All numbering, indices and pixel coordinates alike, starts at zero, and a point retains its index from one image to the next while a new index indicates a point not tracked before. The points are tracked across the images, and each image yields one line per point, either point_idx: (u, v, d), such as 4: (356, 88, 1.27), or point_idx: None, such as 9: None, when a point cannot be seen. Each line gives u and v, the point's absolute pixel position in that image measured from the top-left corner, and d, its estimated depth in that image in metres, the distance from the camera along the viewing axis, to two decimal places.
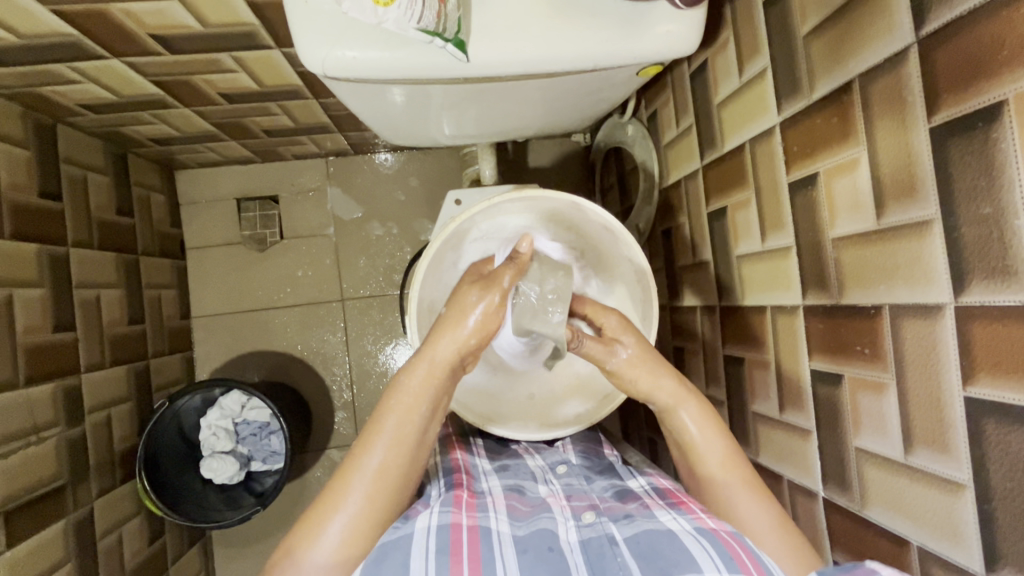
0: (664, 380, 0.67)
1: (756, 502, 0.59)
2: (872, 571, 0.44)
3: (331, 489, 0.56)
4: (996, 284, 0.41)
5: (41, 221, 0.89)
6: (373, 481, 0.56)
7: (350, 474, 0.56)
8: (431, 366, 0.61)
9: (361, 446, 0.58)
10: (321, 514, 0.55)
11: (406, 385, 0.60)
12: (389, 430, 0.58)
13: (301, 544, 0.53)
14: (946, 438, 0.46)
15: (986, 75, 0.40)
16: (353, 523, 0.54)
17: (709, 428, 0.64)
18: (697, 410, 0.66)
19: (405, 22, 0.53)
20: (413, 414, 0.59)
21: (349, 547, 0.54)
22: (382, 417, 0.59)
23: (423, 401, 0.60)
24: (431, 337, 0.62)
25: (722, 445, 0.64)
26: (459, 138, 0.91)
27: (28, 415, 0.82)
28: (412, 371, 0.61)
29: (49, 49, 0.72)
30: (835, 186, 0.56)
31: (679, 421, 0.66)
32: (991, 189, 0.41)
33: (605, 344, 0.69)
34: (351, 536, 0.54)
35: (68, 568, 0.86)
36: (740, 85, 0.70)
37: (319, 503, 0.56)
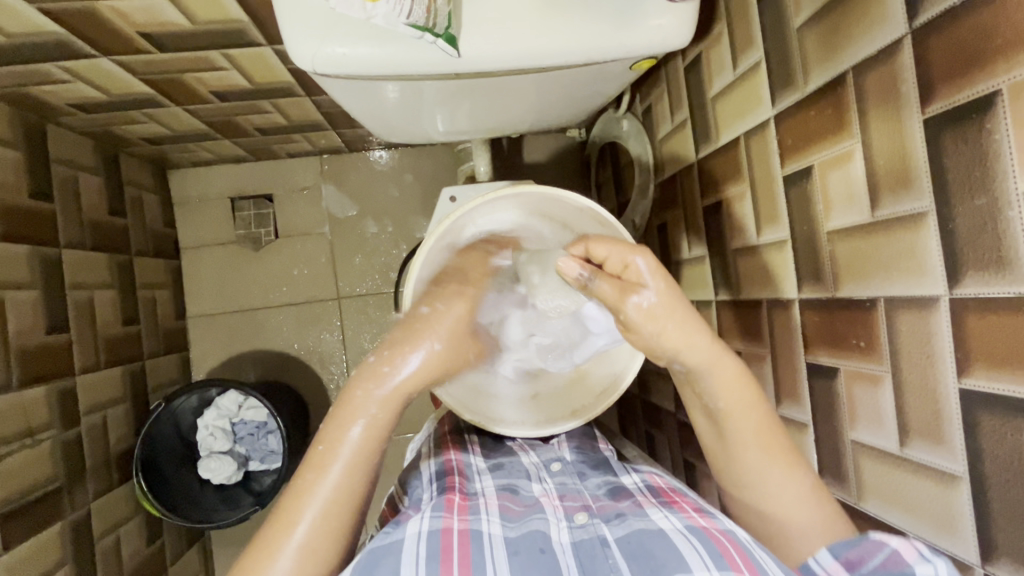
0: (698, 338, 0.57)
1: (788, 475, 0.57)
2: (882, 542, 0.47)
3: (285, 509, 0.55)
4: (990, 276, 0.41)
5: (32, 222, 0.88)
6: (333, 496, 0.55)
7: (303, 496, 0.55)
8: (394, 384, 0.59)
9: (315, 466, 0.56)
10: (277, 535, 0.53)
11: (365, 402, 0.58)
12: (348, 447, 0.57)
13: (252, 571, 0.52)
14: (941, 430, 0.46)
15: (980, 65, 0.40)
16: (310, 542, 0.53)
17: (743, 392, 0.59)
18: (732, 370, 0.59)
19: (394, 18, 0.53)
20: (371, 434, 0.58)
21: (305, 571, 0.53)
22: (343, 434, 0.57)
23: (382, 422, 0.58)
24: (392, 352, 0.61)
25: (757, 417, 0.59)
26: (453, 133, 0.91)
27: (22, 418, 0.82)
28: (373, 385, 0.59)
29: (36, 48, 0.71)
30: (829, 178, 0.56)
31: (705, 385, 0.59)
32: (986, 180, 0.41)
33: (622, 286, 0.56)
34: (304, 561, 0.53)
35: (65, 570, 0.85)
36: (734, 78, 0.70)
37: (283, 514, 0.54)
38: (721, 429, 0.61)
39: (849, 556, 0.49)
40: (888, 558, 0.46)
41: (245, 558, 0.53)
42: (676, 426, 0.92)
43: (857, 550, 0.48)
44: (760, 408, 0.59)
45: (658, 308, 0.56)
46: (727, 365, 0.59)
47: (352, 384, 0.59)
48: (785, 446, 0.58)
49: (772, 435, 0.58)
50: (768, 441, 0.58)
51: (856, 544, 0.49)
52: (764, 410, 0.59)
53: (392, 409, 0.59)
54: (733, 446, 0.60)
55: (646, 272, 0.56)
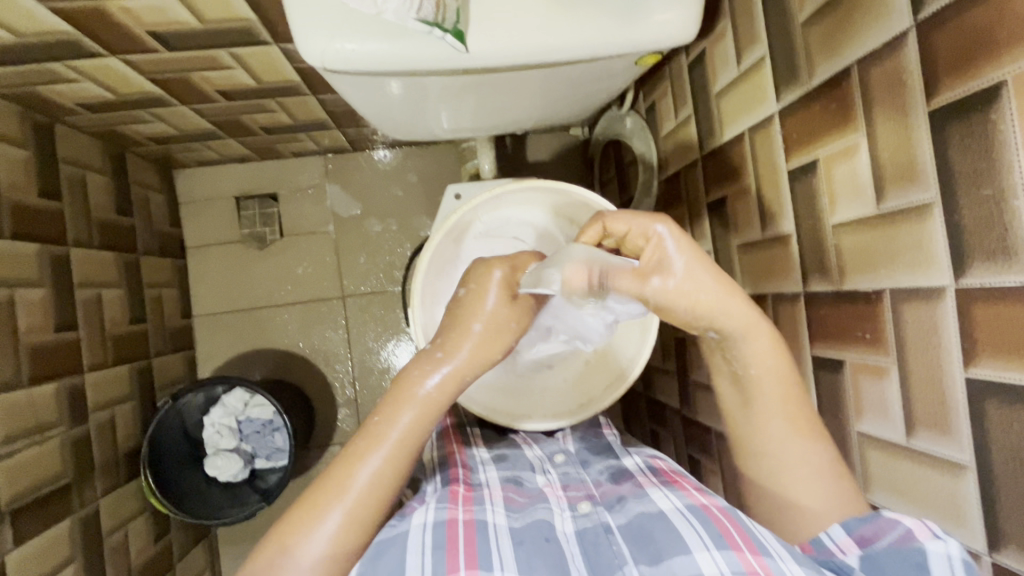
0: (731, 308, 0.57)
1: (811, 442, 0.56)
2: (894, 519, 0.49)
3: (318, 493, 0.54)
4: (996, 266, 0.41)
5: (40, 221, 0.89)
6: (372, 485, 0.55)
7: (341, 480, 0.55)
8: (446, 377, 0.59)
9: (359, 452, 0.56)
10: (308, 519, 0.53)
11: (419, 392, 0.58)
12: (395, 435, 0.56)
13: (281, 552, 0.52)
14: (947, 417, 0.46)
15: (985, 57, 0.40)
16: (344, 527, 0.53)
17: (774, 359, 0.59)
18: (767, 336, 0.59)
19: (405, 12, 0.55)
20: (419, 426, 0.57)
21: (334, 556, 0.53)
22: (391, 423, 0.57)
23: (433, 412, 0.58)
24: (455, 338, 0.60)
25: (779, 383, 0.59)
26: (458, 131, 0.91)
27: (32, 415, 0.83)
28: (425, 374, 0.59)
29: (46, 48, 0.72)
30: (834, 172, 0.56)
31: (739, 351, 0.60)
32: (992, 171, 0.41)
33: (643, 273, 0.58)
34: (336, 546, 0.53)
35: (74, 567, 0.86)
36: (738, 74, 0.70)
37: (315, 499, 0.54)
38: (745, 392, 0.60)
39: (863, 533, 0.51)
40: (897, 535, 0.48)
41: (270, 541, 0.53)
42: (681, 422, 0.92)
43: (870, 526, 0.51)
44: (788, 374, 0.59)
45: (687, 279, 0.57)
46: (762, 330, 0.58)
47: (408, 371, 0.59)
48: (808, 416, 0.58)
49: (796, 402, 0.58)
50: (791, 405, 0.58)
51: (870, 521, 0.51)
52: (787, 375, 0.59)
53: (446, 397, 0.59)
54: (756, 413, 0.60)
55: (673, 249, 0.57)
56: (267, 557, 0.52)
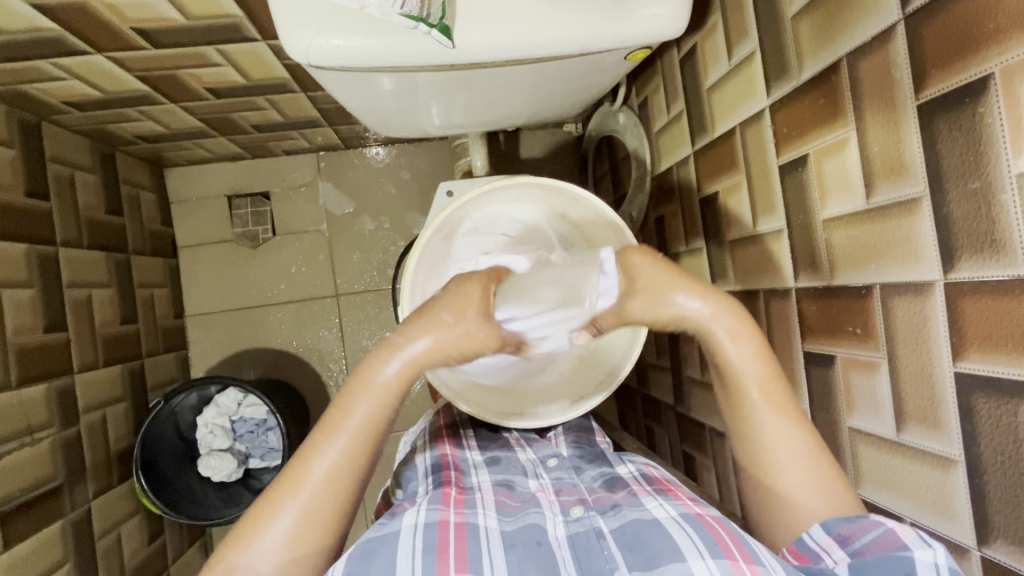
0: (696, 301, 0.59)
1: (789, 423, 0.56)
2: (880, 523, 0.48)
3: (287, 476, 0.55)
4: (985, 259, 0.41)
5: (28, 221, 0.88)
6: (333, 471, 0.56)
7: (307, 461, 0.56)
8: (402, 364, 0.58)
9: (323, 433, 0.57)
10: (276, 503, 0.54)
11: (379, 375, 0.58)
12: (356, 419, 0.57)
13: (250, 535, 0.53)
14: (937, 414, 0.46)
15: (973, 49, 0.40)
16: (308, 512, 0.54)
17: (748, 344, 0.58)
18: (736, 321, 0.59)
19: (388, 7, 0.54)
20: (380, 410, 0.57)
21: (301, 542, 0.54)
22: (350, 408, 0.57)
23: (388, 400, 0.58)
24: (410, 328, 0.59)
25: (760, 366, 0.58)
26: (450, 127, 0.91)
27: (21, 416, 0.82)
28: (383, 357, 0.58)
29: (31, 45, 0.71)
30: (824, 167, 0.56)
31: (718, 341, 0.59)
32: (979, 164, 0.41)
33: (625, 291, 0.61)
34: (302, 530, 0.54)
35: (67, 568, 0.85)
36: (729, 69, 0.70)
37: (281, 484, 0.55)
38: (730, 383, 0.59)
39: (843, 531, 0.50)
40: (881, 537, 0.48)
41: (239, 525, 0.54)
42: (675, 419, 0.92)
43: (851, 524, 0.49)
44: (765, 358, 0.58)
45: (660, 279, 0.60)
46: (724, 319, 0.58)
47: (367, 357, 0.59)
48: (786, 397, 0.57)
49: (773, 384, 0.57)
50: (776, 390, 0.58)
51: (851, 520, 0.50)
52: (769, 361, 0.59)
53: (406, 380, 0.58)
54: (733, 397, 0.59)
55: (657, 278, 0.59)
56: (237, 538, 0.53)
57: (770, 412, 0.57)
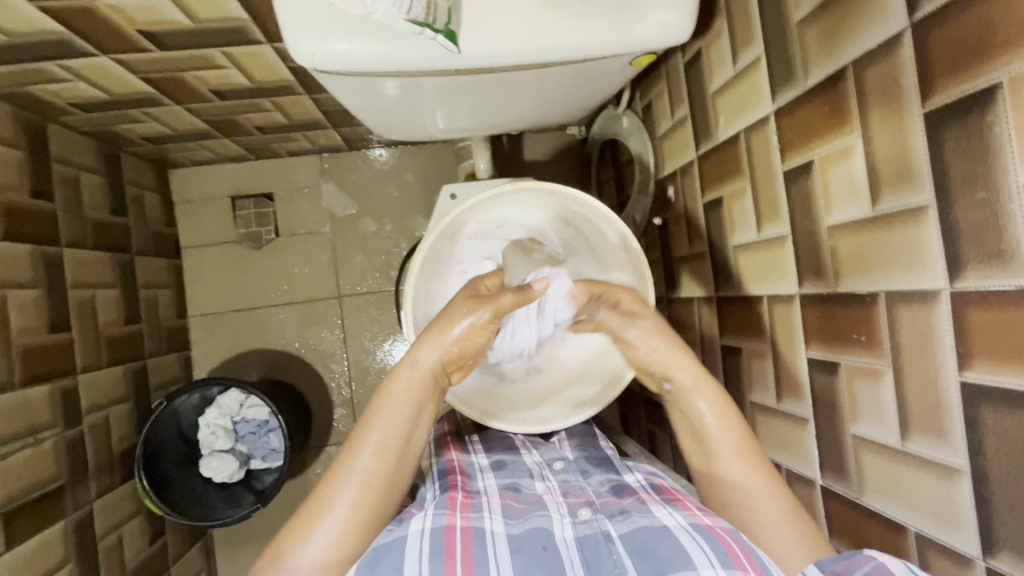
0: (684, 364, 0.67)
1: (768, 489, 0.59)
2: (870, 557, 0.45)
3: (318, 493, 0.56)
4: (991, 269, 0.41)
5: (33, 221, 0.88)
6: (360, 488, 0.56)
7: (337, 477, 0.56)
8: (415, 373, 0.61)
9: (348, 450, 0.58)
10: (308, 518, 0.54)
11: (394, 391, 0.60)
12: (376, 437, 0.58)
13: (287, 549, 0.53)
14: (942, 424, 0.46)
15: (982, 59, 0.40)
16: (338, 533, 0.54)
17: (732, 422, 0.63)
18: (715, 398, 0.65)
19: (394, 13, 0.54)
20: (397, 420, 0.59)
21: (337, 553, 0.54)
22: (368, 424, 0.59)
23: (405, 411, 0.59)
24: (417, 341, 0.62)
25: (736, 437, 0.63)
26: (454, 131, 0.91)
27: (24, 417, 0.82)
28: (397, 375, 0.61)
29: (38, 47, 0.71)
30: (829, 174, 0.56)
31: (694, 408, 0.66)
32: (987, 173, 0.41)
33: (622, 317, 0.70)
34: (337, 542, 0.54)
35: (69, 569, 0.85)
36: (734, 74, 0.70)
37: (307, 510, 0.55)
38: (705, 446, 0.64)
39: (835, 569, 0.47)
40: (869, 570, 0.44)
41: (269, 549, 0.54)
42: None
43: (843, 563, 0.46)
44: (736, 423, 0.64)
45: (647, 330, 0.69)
46: (708, 395, 0.65)
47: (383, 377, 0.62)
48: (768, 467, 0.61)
49: (750, 454, 0.62)
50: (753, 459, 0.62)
51: (845, 559, 0.47)
52: (744, 430, 0.63)
53: (415, 392, 0.60)
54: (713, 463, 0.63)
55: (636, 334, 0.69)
56: (267, 563, 0.53)
57: (751, 476, 0.60)
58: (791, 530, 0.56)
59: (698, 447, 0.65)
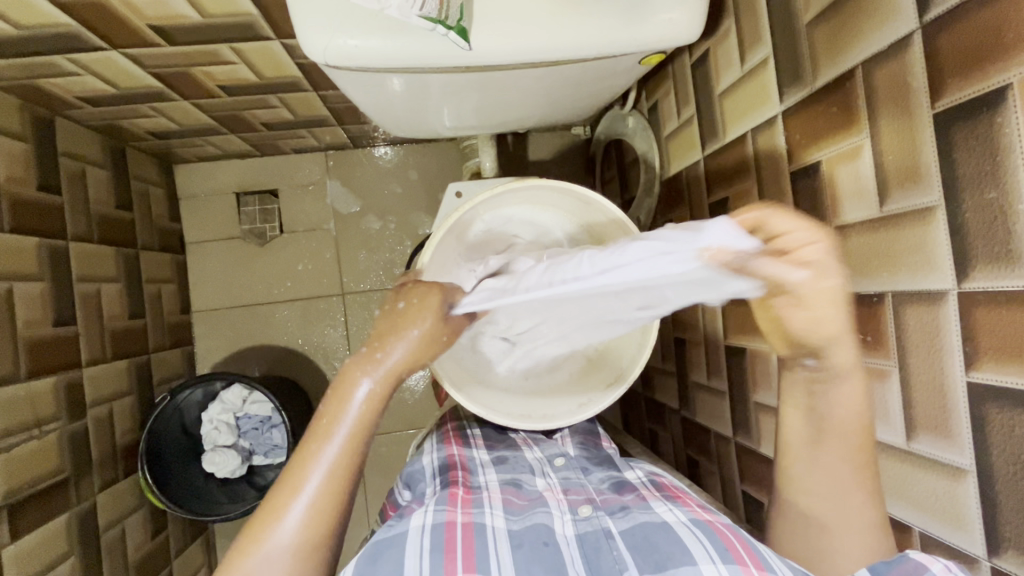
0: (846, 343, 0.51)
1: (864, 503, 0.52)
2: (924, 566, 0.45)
3: (279, 490, 0.53)
4: (999, 269, 0.41)
5: (41, 215, 0.89)
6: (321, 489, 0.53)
7: (296, 477, 0.53)
8: (382, 373, 0.56)
9: (307, 449, 0.54)
10: (270, 517, 0.52)
11: (357, 388, 0.55)
12: (339, 436, 0.54)
13: (246, 551, 0.51)
14: (948, 423, 0.46)
15: (992, 60, 0.40)
16: (300, 534, 0.52)
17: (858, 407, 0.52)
18: (857, 387, 0.52)
19: (408, 8, 0.54)
20: (363, 420, 0.55)
21: (299, 556, 0.52)
22: (332, 422, 0.55)
23: (371, 412, 0.56)
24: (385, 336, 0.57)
25: (862, 438, 0.53)
26: (460, 129, 0.91)
27: (29, 410, 0.82)
28: (358, 370, 0.56)
29: (48, 41, 0.72)
30: (837, 175, 0.56)
31: (833, 392, 0.53)
32: (997, 174, 0.41)
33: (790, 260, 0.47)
34: (299, 544, 0.52)
35: (72, 562, 0.86)
36: (741, 75, 0.70)
37: (269, 509, 0.53)
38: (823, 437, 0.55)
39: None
40: None
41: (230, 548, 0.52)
42: (681, 423, 0.92)
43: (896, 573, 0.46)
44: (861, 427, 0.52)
45: (817, 291, 0.48)
46: (850, 383, 0.52)
47: (345, 369, 0.57)
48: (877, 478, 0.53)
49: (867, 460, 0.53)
50: (862, 475, 0.53)
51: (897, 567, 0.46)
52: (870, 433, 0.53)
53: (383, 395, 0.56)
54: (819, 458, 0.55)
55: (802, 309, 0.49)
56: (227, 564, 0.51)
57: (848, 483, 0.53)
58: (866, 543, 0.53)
59: (824, 435, 0.54)
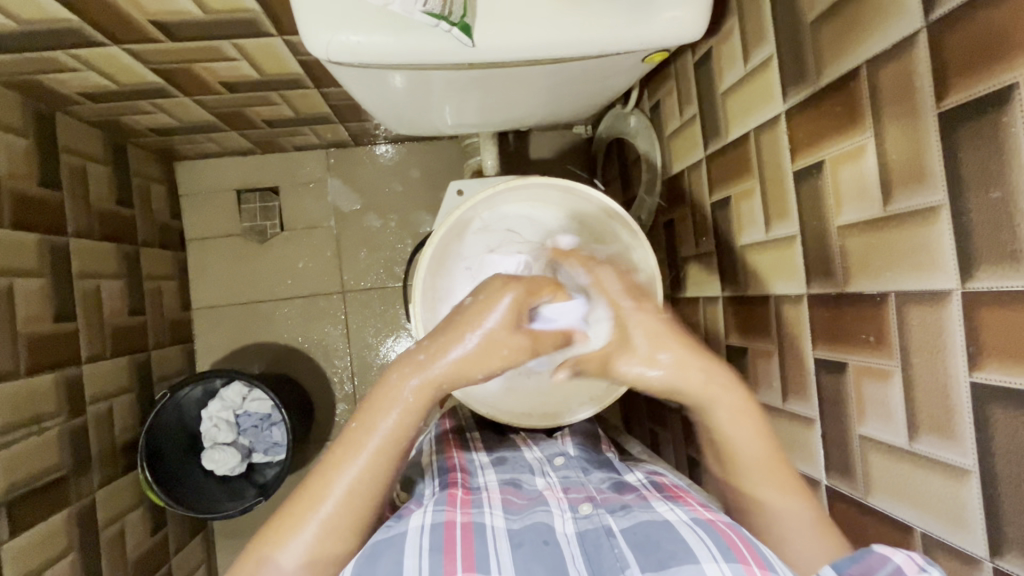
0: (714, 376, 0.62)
1: (799, 503, 0.58)
2: (885, 557, 0.43)
3: (310, 486, 0.55)
4: (1005, 268, 0.41)
5: (41, 210, 0.89)
6: (353, 487, 0.54)
7: (328, 475, 0.55)
8: (425, 379, 0.57)
9: (343, 448, 0.56)
10: (297, 514, 0.53)
11: (398, 392, 0.56)
12: (376, 437, 0.56)
13: (273, 544, 0.52)
14: (951, 424, 0.46)
15: (999, 59, 0.40)
16: (324, 530, 0.53)
17: (748, 426, 0.61)
18: (736, 402, 0.62)
19: (411, 4, 0.55)
20: (403, 425, 0.56)
21: (321, 551, 0.53)
22: (370, 425, 0.56)
23: (411, 416, 0.56)
24: (443, 337, 0.58)
25: (761, 447, 0.60)
26: (462, 127, 0.91)
27: (29, 406, 0.82)
28: (403, 374, 0.57)
29: (49, 36, 0.71)
30: (840, 174, 0.56)
31: (715, 416, 0.62)
32: (1002, 173, 0.41)
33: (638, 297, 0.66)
34: (323, 540, 0.53)
35: (71, 558, 0.85)
36: (744, 74, 0.70)
37: (297, 505, 0.54)
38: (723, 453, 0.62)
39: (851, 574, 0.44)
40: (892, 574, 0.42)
41: (257, 540, 0.54)
42: (681, 423, 0.92)
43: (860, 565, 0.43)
44: (752, 421, 0.61)
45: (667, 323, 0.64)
46: (727, 400, 0.62)
47: (387, 371, 0.58)
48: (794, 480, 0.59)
49: (776, 467, 0.60)
50: (774, 469, 0.60)
51: (858, 560, 0.44)
52: (767, 438, 0.61)
53: (422, 399, 0.57)
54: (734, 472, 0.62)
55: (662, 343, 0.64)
56: (253, 556, 0.52)
57: (777, 492, 0.59)
58: (822, 546, 0.56)
59: (716, 450, 0.63)
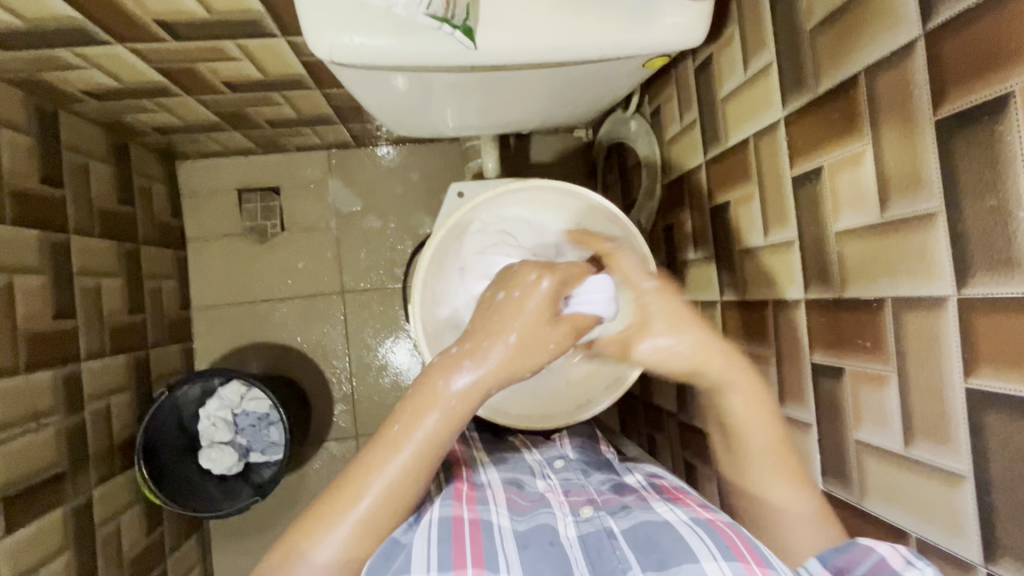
0: (734, 366, 0.65)
1: (797, 491, 0.60)
2: (869, 548, 0.48)
3: (347, 481, 0.55)
4: (999, 276, 0.41)
5: (42, 208, 0.89)
6: (392, 487, 0.54)
7: (368, 472, 0.54)
8: (477, 379, 0.57)
9: (386, 445, 0.55)
10: (333, 511, 0.53)
11: (445, 393, 0.56)
12: (419, 438, 0.55)
13: (306, 540, 0.52)
14: (946, 428, 0.46)
15: (995, 68, 0.40)
16: (358, 530, 0.53)
17: (762, 408, 0.64)
18: (749, 392, 0.65)
19: (414, 7, 0.54)
20: (446, 428, 0.56)
21: (354, 550, 0.53)
22: (415, 425, 0.55)
23: (455, 418, 0.56)
24: (496, 327, 0.59)
25: (768, 429, 0.63)
26: (464, 129, 0.92)
27: (27, 402, 0.82)
28: (450, 376, 0.57)
29: (54, 34, 0.72)
30: (838, 180, 0.56)
31: (730, 402, 0.65)
32: (997, 181, 0.41)
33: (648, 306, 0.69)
34: (356, 540, 0.53)
35: (67, 556, 0.85)
36: (744, 80, 0.70)
37: (334, 499, 0.54)
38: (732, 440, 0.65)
39: (839, 563, 0.49)
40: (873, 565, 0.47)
41: (290, 532, 0.53)
42: (678, 427, 0.92)
43: (844, 556, 0.49)
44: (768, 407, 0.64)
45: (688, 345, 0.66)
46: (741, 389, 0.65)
47: (433, 371, 0.58)
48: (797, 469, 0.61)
49: (781, 446, 0.62)
50: (780, 453, 0.62)
51: (844, 551, 0.49)
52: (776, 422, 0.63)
53: (468, 403, 0.57)
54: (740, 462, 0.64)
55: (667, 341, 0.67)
56: (285, 548, 0.52)
57: (772, 479, 0.61)
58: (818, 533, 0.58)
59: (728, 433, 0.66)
